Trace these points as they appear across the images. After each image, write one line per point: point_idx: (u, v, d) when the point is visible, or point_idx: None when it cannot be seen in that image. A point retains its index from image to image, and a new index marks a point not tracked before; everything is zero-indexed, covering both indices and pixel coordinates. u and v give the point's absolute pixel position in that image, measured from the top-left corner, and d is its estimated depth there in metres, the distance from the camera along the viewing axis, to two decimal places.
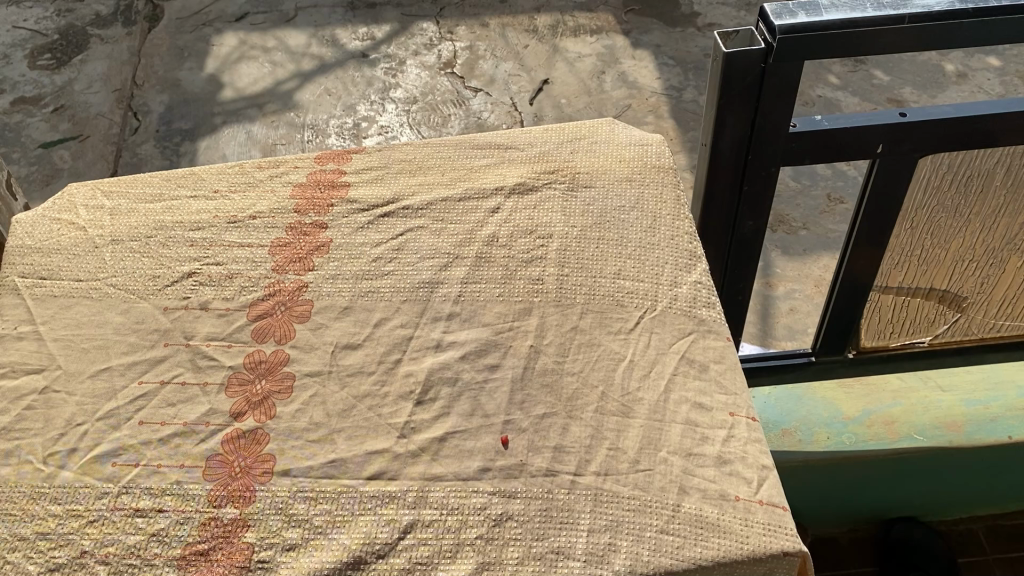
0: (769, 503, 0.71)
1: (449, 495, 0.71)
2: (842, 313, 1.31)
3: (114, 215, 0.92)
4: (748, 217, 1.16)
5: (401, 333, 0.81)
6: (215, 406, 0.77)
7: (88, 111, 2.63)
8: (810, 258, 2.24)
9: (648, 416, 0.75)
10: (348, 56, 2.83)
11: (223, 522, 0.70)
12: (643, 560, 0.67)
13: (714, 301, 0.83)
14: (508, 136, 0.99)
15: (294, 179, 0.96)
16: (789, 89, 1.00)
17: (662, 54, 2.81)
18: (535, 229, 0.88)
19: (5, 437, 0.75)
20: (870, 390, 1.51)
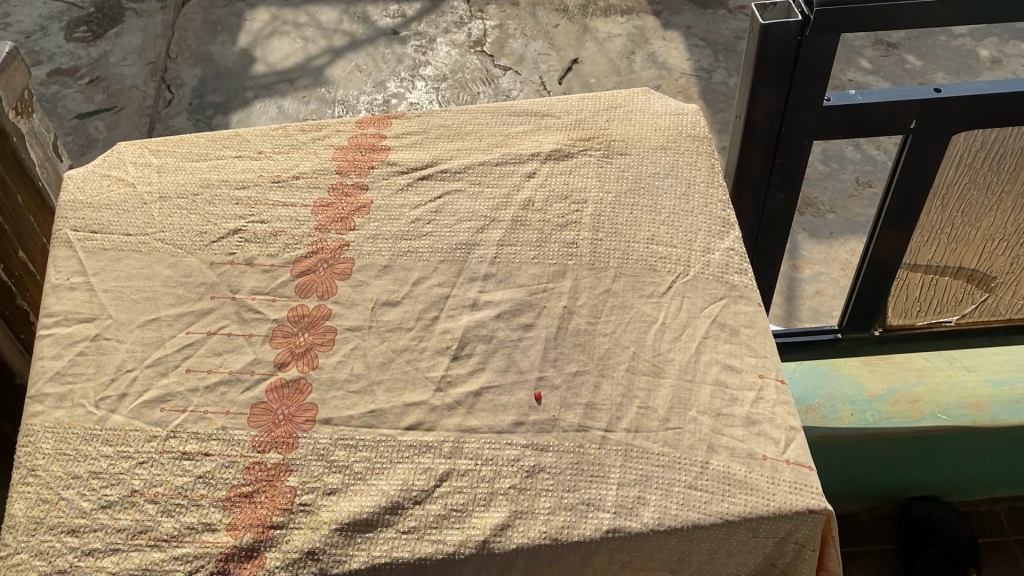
0: (795, 463, 0.72)
1: (484, 446, 0.73)
2: (870, 290, 1.32)
3: (161, 172, 0.95)
4: (780, 191, 1.17)
5: (439, 292, 0.83)
6: (260, 356, 0.79)
7: (122, 83, 2.66)
8: (836, 241, 2.24)
9: (678, 376, 0.77)
10: (378, 33, 2.85)
11: (267, 467, 0.73)
12: (672, 513, 0.69)
13: (746, 267, 0.85)
14: (544, 105, 1.00)
15: (336, 142, 0.98)
16: (825, 63, 1.01)
17: (693, 35, 2.80)
18: (570, 194, 0.90)
19: (59, 381, 0.79)
20: (894, 368, 1.52)
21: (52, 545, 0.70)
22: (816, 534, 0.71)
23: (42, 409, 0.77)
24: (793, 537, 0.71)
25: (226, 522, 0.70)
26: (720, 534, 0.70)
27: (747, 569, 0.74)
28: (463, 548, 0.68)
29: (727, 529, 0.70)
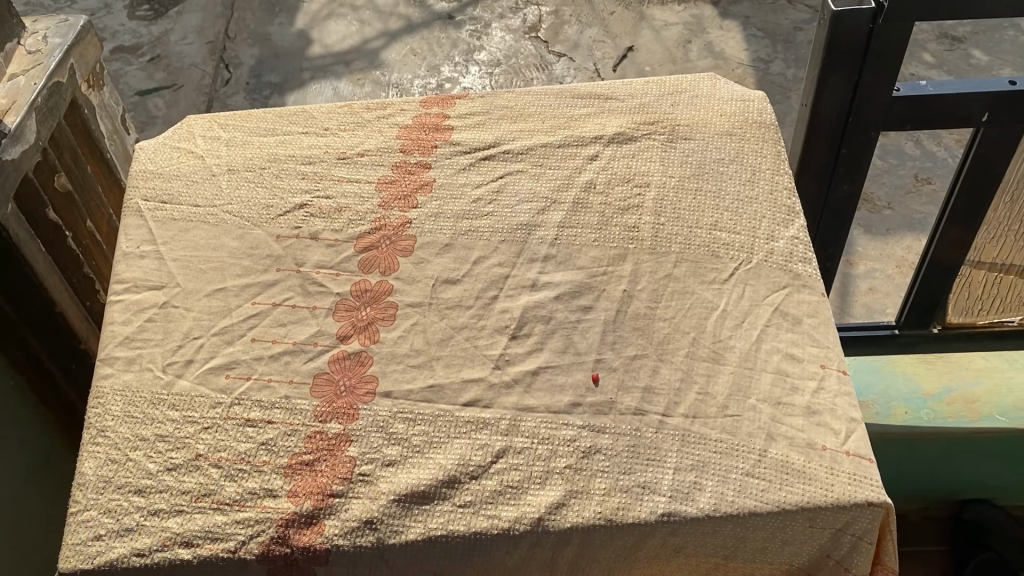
0: (856, 455, 0.72)
1: (540, 425, 0.74)
2: (931, 286, 1.30)
3: (230, 146, 0.97)
4: (843, 181, 1.15)
5: (499, 272, 0.84)
6: (323, 328, 0.81)
7: (182, 61, 2.70)
8: (892, 238, 2.20)
9: (738, 363, 0.77)
10: (434, 17, 2.85)
11: (328, 436, 0.74)
12: (728, 500, 0.69)
13: (811, 257, 0.84)
14: (609, 88, 1.00)
15: (400, 121, 0.99)
16: (898, 52, 0.99)
17: (751, 25, 2.76)
18: (632, 178, 0.89)
19: (128, 345, 0.81)
20: (949, 368, 1.52)
21: (120, 504, 0.72)
22: (874, 527, 0.70)
23: (111, 371, 0.80)
24: (850, 530, 0.70)
25: (287, 489, 0.72)
26: (776, 522, 0.70)
27: (800, 559, 0.74)
28: (518, 524, 0.69)
29: (784, 518, 0.69)
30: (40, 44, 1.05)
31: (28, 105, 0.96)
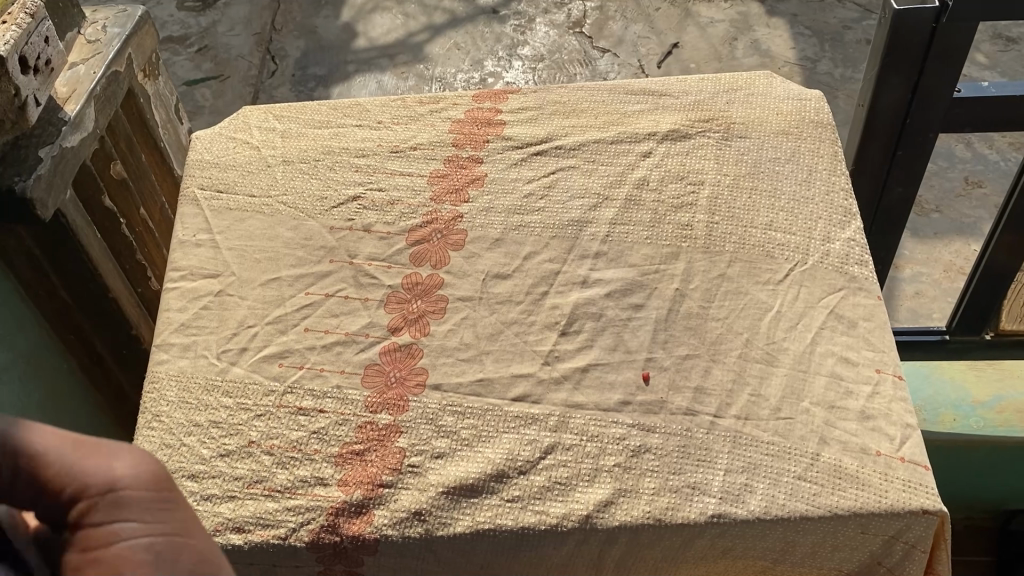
0: (911, 461, 0.71)
1: (589, 423, 0.73)
2: (986, 292, 1.27)
3: (285, 137, 0.98)
4: (899, 183, 1.13)
5: (550, 268, 0.83)
6: (375, 319, 0.81)
7: (229, 53, 2.73)
8: (941, 241, 2.14)
9: (793, 366, 0.76)
10: (478, 12, 2.84)
11: (379, 427, 0.75)
12: (779, 503, 0.69)
13: (867, 259, 0.83)
14: (663, 85, 0.99)
15: (452, 115, 0.99)
16: (961, 52, 0.97)
17: (798, 24, 2.71)
18: (686, 176, 0.89)
19: (183, 332, 0.82)
20: (1002, 376, 1.49)
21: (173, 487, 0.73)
22: (928, 535, 0.69)
23: (167, 357, 0.81)
24: (903, 537, 0.69)
25: (338, 478, 0.72)
26: (827, 527, 0.69)
27: (850, 564, 0.73)
28: (566, 521, 0.69)
29: (835, 523, 0.68)
30: (99, 34, 1.06)
31: (87, 94, 0.97)
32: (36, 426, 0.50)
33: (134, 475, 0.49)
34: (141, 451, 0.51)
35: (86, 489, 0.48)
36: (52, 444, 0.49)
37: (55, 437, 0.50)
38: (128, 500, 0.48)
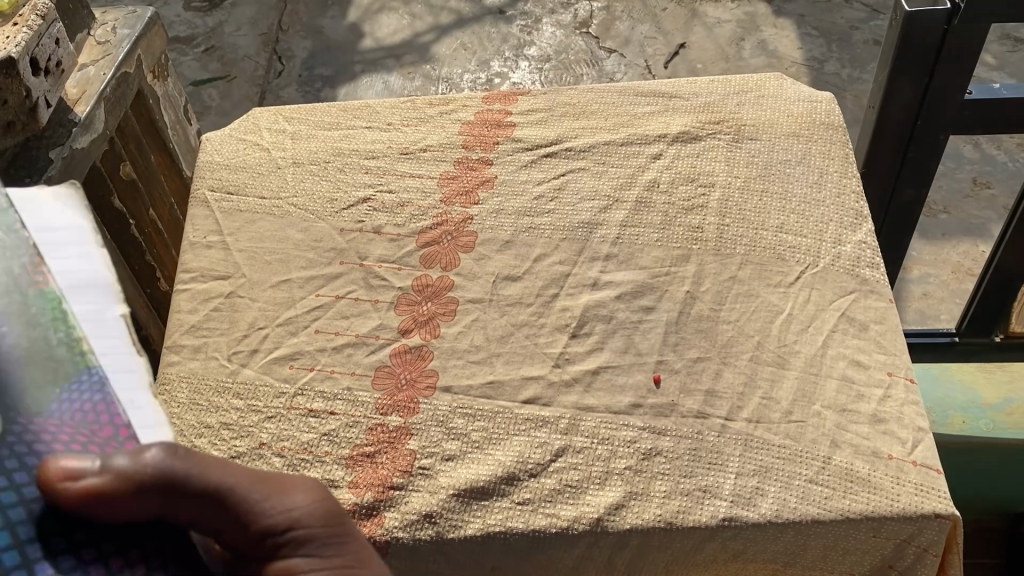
0: (923, 464, 0.70)
1: (600, 426, 0.73)
2: (996, 294, 1.27)
3: (295, 139, 0.98)
4: (909, 184, 1.13)
5: (560, 270, 0.83)
6: (385, 321, 0.81)
7: (236, 53, 2.73)
8: (948, 242, 2.13)
9: (804, 369, 0.76)
10: (485, 12, 2.83)
11: (389, 430, 0.75)
12: (791, 506, 0.68)
13: (878, 262, 0.83)
14: (673, 86, 0.99)
15: (462, 117, 0.99)
16: (972, 54, 0.96)
17: (806, 24, 2.70)
18: (696, 178, 0.89)
19: (194, 333, 0.82)
20: (1011, 378, 1.49)
21: None
22: (940, 539, 0.69)
23: (178, 359, 0.81)
24: (915, 541, 0.69)
25: (349, 480, 0.72)
26: (839, 531, 0.69)
27: (861, 567, 0.73)
28: (577, 524, 0.69)
29: (847, 527, 0.68)
30: (109, 35, 1.06)
31: (97, 95, 0.98)
32: (201, 453, 0.43)
33: (319, 519, 0.46)
34: (307, 479, 0.48)
35: (269, 529, 0.44)
36: (244, 479, 0.44)
37: (240, 465, 0.45)
38: (308, 539, 0.45)
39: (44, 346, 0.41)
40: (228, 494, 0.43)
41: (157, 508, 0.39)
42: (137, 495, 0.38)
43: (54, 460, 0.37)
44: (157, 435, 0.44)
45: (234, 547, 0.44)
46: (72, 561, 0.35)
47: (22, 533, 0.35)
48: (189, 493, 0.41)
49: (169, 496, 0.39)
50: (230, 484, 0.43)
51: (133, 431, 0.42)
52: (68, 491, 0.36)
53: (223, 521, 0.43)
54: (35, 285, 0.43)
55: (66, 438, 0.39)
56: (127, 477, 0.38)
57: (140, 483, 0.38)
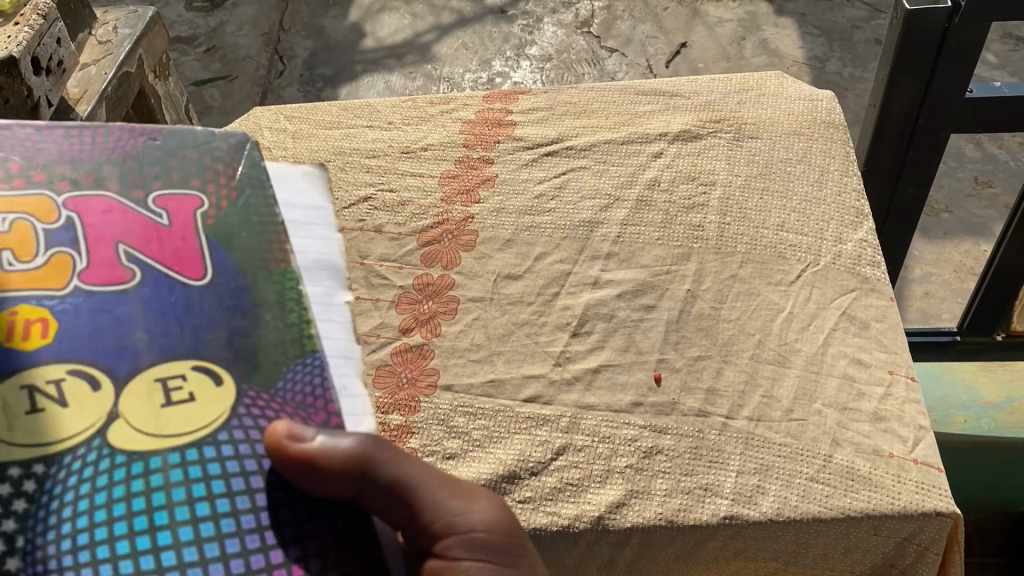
0: (924, 463, 0.71)
1: (601, 424, 0.73)
2: (997, 293, 1.27)
3: (296, 138, 0.98)
4: (910, 184, 1.13)
5: (560, 269, 0.83)
6: (386, 320, 0.81)
7: (238, 53, 2.73)
8: (950, 241, 2.12)
9: (805, 367, 0.76)
10: (486, 12, 2.83)
11: (390, 428, 0.74)
12: (791, 505, 0.68)
13: (879, 260, 0.83)
14: (673, 85, 0.99)
15: (463, 116, 0.99)
16: (972, 52, 0.96)
17: (807, 24, 2.70)
18: (697, 176, 0.89)
19: None
20: (1013, 377, 1.49)
21: None
22: (942, 537, 0.69)
23: None
24: (916, 539, 0.69)
25: None
26: (840, 529, 0.69)
27: (862, 566, 0.73)
28: (578, 522, 0.69)
29: (848, 525, 0.68)
30: (110, 35, 1.06)
31: (98, 95, 0.98)
32: (402, 451, 0.48)
33: (486, 528, 0.48)
34: (494, 494, 0.51)
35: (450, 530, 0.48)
36: (434, 481, 0.48)
37: (433, 468, 0.49)
38: (484, 543, 0.48)
39: (281, 332, 0.48)
40: (406, 488, 0.47)
41: (346, 488, 0.44)
42: (341, 475, 0.43)
43: (281, 425, 0.43)
44: (361, 423, 0.49)
45: (410, 539, 0.48)
46: (277, 538, 0.40)
47: (237, 501, 0.41)
48: (378, 484, 0.45)
49: (364, 481, 0.44)
50: (409, 480, 0.47)
51: (344, 418, 0.47)
52: (287, 452, 0.42)
53: (396, 511, 0.47)
54: (278, 263, 0.50)
55: (284, 413, 0.45)
56: (338, 459, 0.43)
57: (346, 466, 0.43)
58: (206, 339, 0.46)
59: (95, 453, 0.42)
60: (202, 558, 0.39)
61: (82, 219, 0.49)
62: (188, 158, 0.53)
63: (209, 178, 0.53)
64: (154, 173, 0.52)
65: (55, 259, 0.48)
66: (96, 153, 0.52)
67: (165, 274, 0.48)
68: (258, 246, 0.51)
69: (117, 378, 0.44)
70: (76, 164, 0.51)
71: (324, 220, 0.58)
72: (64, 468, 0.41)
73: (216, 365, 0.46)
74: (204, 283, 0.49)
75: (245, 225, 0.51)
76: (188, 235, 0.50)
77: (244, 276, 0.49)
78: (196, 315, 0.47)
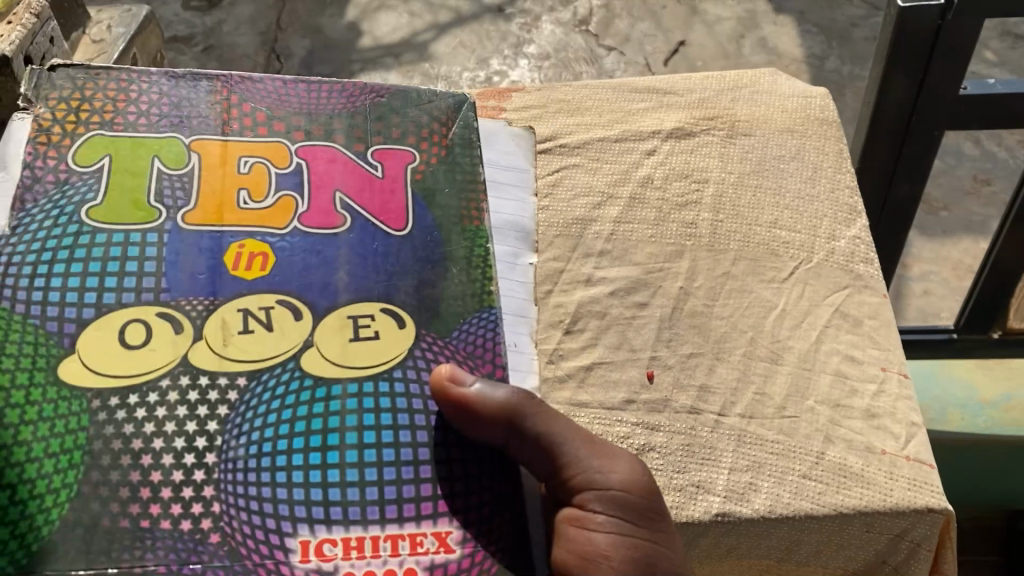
0: (916, 459, 0.72)
1: (593, 422, 0.72)
2: (992, 291, 1.27)
3: None
4: (905, 182, 1.13)
5: (554, 266, 0.81)
6: None
7: (234, 53, 2.58)
8: (949, 240, 2.11)
9: (797, 364, 0.76)
10: (483, 9, 2.70)
11: None
12: (784, 502, 0.68)
13: (872, 257, 0.83)
14: (667, 82, 0.97)
15: None
16: (965, 50, 0.96)
17: (806, 22, 2.68)
18: (691, 174, 0.88)
19: None
20: (1009, 375, 1.48)
21: None
22: (934, 533, 0.70)
23: None
24: (908, 535, 0.70)
25: None
26: (833, 526, 0.69)
27: (855, 562, 0.73)
28: None
29: (841, 522, 0.69)
30: (104, 33, 1.05)
31: None
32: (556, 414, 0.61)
33: (622, 488, 0.59)
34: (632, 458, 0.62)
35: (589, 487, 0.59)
36: (579, 442, 0.60)
37: (580, 431, 0.62)
38: (617, 501, 0.59)
39: (464, 286, 0.66)
40: (551, 444, 0.59)
41: (495, 435, 0.59)
42: (498, 424, 0.58)
43: (446, 370, 0.59)
44: (525, 378, 0.68)
45: (551, 491, 0.61)
46: (431, 474, 0.57)
47: (399, 434, 0.58)
48: (529, 439, 0.59)
49: (516, 432, 0.59)
50: (555, 439, 0.59)
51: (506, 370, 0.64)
52: (452, 396, 0.58)
53: (541, 464, 0.60)
54: (471, 223, 0.69)
55: (453, 356, 0.62)
56: (495, 413, 0.58)
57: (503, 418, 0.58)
58: (395, 286, 0.64)
59: (290, 373, 0.59)
60: (362, 480, 0.56)
61: (313, 167, 0.69)
62: (408, 117, 0.73)
63: (426, 137, 0.72)
64: (374, 131, 0.72)
65: (282, 201, 0.67)
66: (331, 108, 0.72)
67: (373, 221, 0.67)
68: (457, 204, 0.69)
69: (319, 312, 0.62)
70: (310, 117, 0.71)
71: (523, 183, 0.77)
72: (262, 385, 0.58)
73: (400, 309, 0.63)
74: (405, 232, 0.67)
75: (445, 184, 0.70)
76: (396, 188, 0.69)
77: (440, 231, 0.68)
78: (392, 261, 0.65)
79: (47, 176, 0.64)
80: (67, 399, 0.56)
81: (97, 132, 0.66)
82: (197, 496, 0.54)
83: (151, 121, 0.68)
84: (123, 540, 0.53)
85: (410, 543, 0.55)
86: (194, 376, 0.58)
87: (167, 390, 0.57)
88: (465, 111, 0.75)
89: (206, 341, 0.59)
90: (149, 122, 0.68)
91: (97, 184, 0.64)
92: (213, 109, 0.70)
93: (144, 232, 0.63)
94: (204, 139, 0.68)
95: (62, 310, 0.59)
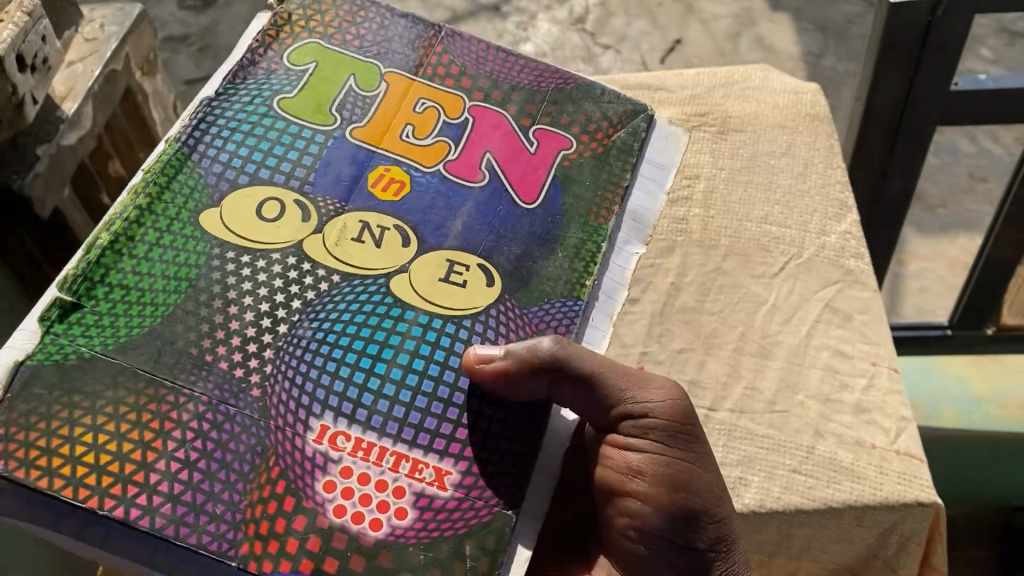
0: (905, 453, 0.71)
1: None
2: (984, 289, 1.29)
3: None
4: (897, 177, 1.13)
5: None
6: None
7: None
8: None
9: (788, 359, 0.76)
10: None
11: None
12: (774, 496, 0.68)
13: (863, 252, 0.83)
14: (659, 78, 0.96)
15: None
16: (955, 45, 0.96)
17: None
18: (681, 170, 0.88)
19: None
20: (1001, 370, 1.36)
21: None
22: (923, 528, 0.70)
23: None
24: (898, 529, 0.70)
25: None
26: (823, 519, 0.69)
27: (845, 557, 0.74)
28: None
29: (831, 516, 0.69)
30: (97, 32, 1.04)
31: (85, 93, 0.98)
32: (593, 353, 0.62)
33: (659, 415, 0.62)
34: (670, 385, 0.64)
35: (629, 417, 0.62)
36: (617, 377, 0.62)
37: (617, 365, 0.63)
38: (656, 428, 0.62)
39: (563, 271, 0.67)
40: (592, 384, 0.61)
41: (530, 392, 0.60)
42: (533, 377, 0.59)
43: (472, 352, 0.60)
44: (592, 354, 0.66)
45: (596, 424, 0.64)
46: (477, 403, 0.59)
47: (444, 373, 0.60)
48: (569, 381, 0.61)
49: (555, 380, 0.60)
50: (595, 379, 0.61)
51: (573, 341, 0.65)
52: (484, 371, 0.58)
53: (587, 400, 0.62)
54: (596, 218, 0.70)
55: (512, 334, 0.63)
56: (528, 369, 0.59)
57: (535, 372, 0.59)
58: (498, 254, 0.66)
59: (377, 284, 0.62)
60: (395, 399, 0.58)
61: (477, 124, 0.71)
62: (582, 108, 0.74)
63: (590, 130, 0.73)
64: (547, 112, 0.73)
65: (437, 144, 0.69)
66: (514, 81, 0.75)
67: (508, 190, 0.69)
68: (588, 197, 0.70)
69: (428, 243, 0.65)
70: (496, 83, 0.74)
71: (660, 179, 0.74)
72: (352, 287, 0.61)
73: (496, 273, 0.65)
74: (531, 208, 0.68)
75: (589, 179, 0.71)
76: (542, 166, 0.70)
77: (563, 217, 0.69)
78: (509, 225, 0.67)
79: (263, 64, 0.71)
80: (192, 241, 0.61)
81: (314, 40, 0.72)
82: (258, 355, 0.58)
83: (362, 43, 0.73)
84: (181, 366, 0.57)
85: (411, 467, 0.56)
86: (300, 259, 0.62)
87: (275, 262, 0.61)
88: (638, 120, 0.75)
89: (322, 236, 0.63)
90: (360, 45, 0.73)
91: (297, 79, 0.70)
92: (416, 50, 0.74)
93: (314, 132, 0.67)
94: (397, 73, 0.72)
95: (226, 170, 0.65)
